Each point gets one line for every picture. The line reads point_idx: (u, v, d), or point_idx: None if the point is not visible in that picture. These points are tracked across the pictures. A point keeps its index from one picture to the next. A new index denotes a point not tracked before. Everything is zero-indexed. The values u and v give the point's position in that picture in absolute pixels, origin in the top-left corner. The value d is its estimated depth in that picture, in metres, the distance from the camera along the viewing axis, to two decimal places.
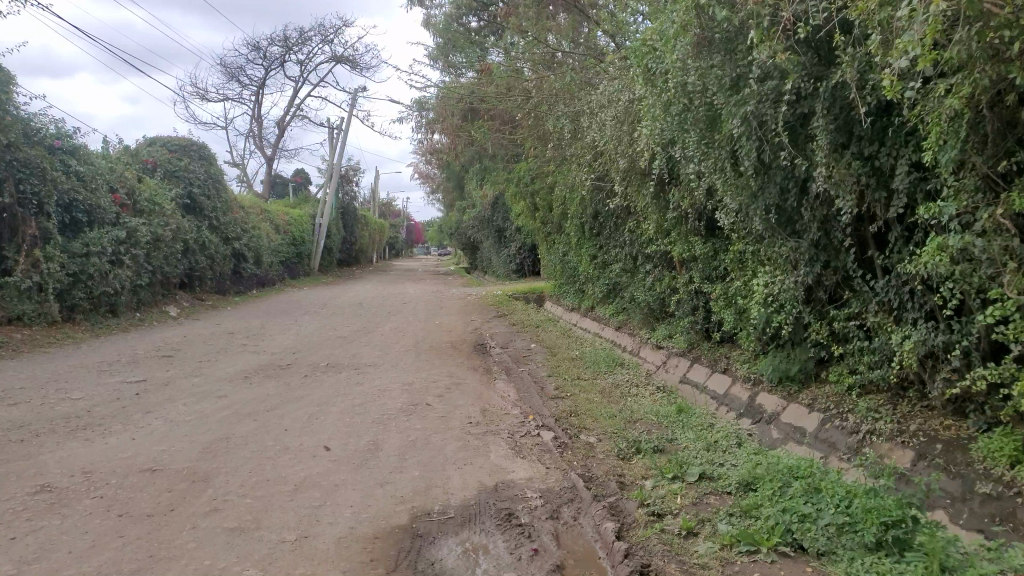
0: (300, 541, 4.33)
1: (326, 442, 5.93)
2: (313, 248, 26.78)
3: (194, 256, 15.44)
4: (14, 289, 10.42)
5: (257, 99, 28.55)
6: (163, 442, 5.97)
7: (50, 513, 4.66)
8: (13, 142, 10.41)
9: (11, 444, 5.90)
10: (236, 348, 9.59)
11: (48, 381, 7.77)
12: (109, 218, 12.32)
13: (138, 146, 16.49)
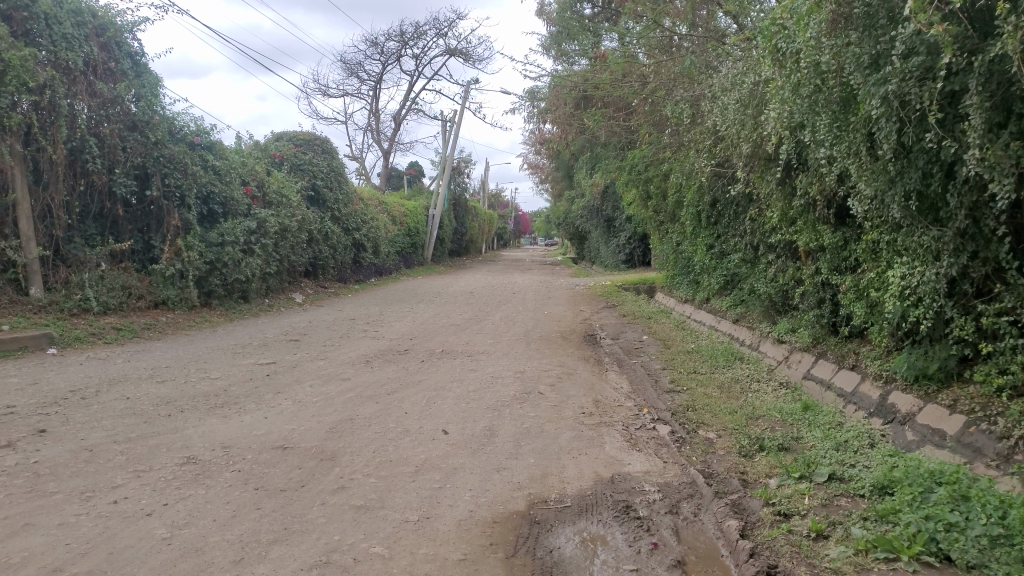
0: (422, 522, 4.45)
1: (444, 426, 6.04)
2: (426, 238, 27.41)
3: (317, 246, 16.13)
4: (159, 275, 11.25)
5: (374, 94, 29.50)
6: (294, 421, 6.27)
7: (196, 483, 5.10)
8: (160, 140, 11.35)
9: (160, 418, 6.39)
10: (358, 333, 9.95)
11: (189, 361, 8.33)
12: (242, 210, 13.04)
13: (266, 141, 17.38)
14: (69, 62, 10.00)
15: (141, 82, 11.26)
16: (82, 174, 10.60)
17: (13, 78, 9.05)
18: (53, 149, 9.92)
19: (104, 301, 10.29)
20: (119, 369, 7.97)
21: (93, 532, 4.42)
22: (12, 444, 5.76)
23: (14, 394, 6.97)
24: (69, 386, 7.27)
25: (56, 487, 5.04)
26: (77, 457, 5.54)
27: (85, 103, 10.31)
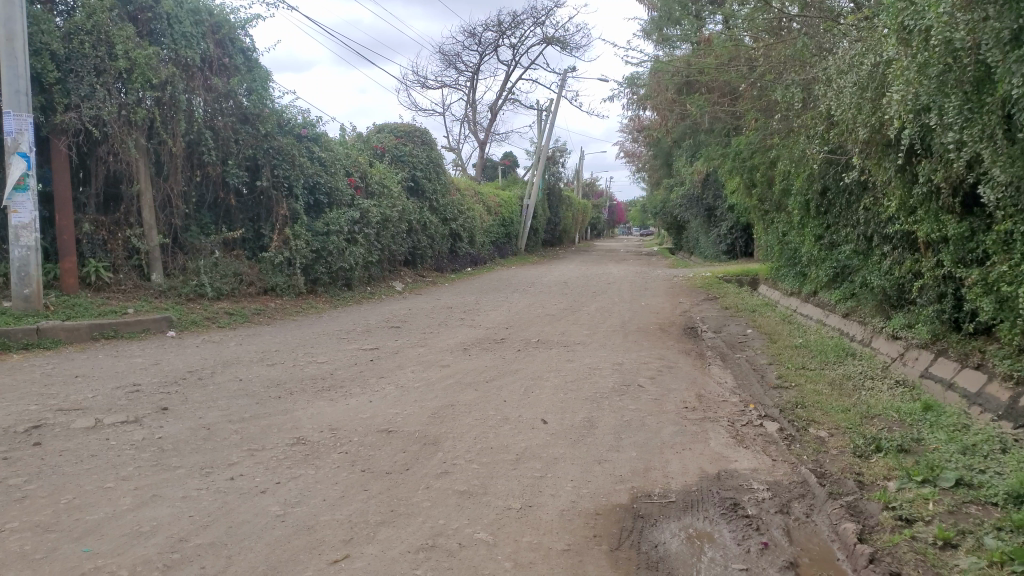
0: (525, 510, 4.46)
1: (543, 416, 6.04)
2: (520, 229, 27.54)
3: (416, 236, 16.44)
4: (269, 263, 11.72)
5: (471, 84, 29.78)
6: (397, 406, 6.41)
7: (305, 463, 5.29)
8: (270, 133, 11.83)
9: (272, 399, 6.68)
10: (455, 321, 10.09)
11: (297, 345, 8.65)
12: (346, 200, 13.31)
13: (368, 132, 17.85)
14: (188, 58, 10.52)
15: (252, 76, 11.69)
16: (199, 165, 11.21)
17: (139, 75, 9.77)
18: (173, 143, 10.52)
19: (218, 286, 10.83)
20: (232, 351, 8.38)
21: (213, 506, 4.67)
22: (139, 420, 6.15)
23: (140, 373, 7.44)
24: (188, 367, 7.70)
25: (179, 462, 5.34)
26: (197, 435, 5.85)
27: (201, 97, 10.84)
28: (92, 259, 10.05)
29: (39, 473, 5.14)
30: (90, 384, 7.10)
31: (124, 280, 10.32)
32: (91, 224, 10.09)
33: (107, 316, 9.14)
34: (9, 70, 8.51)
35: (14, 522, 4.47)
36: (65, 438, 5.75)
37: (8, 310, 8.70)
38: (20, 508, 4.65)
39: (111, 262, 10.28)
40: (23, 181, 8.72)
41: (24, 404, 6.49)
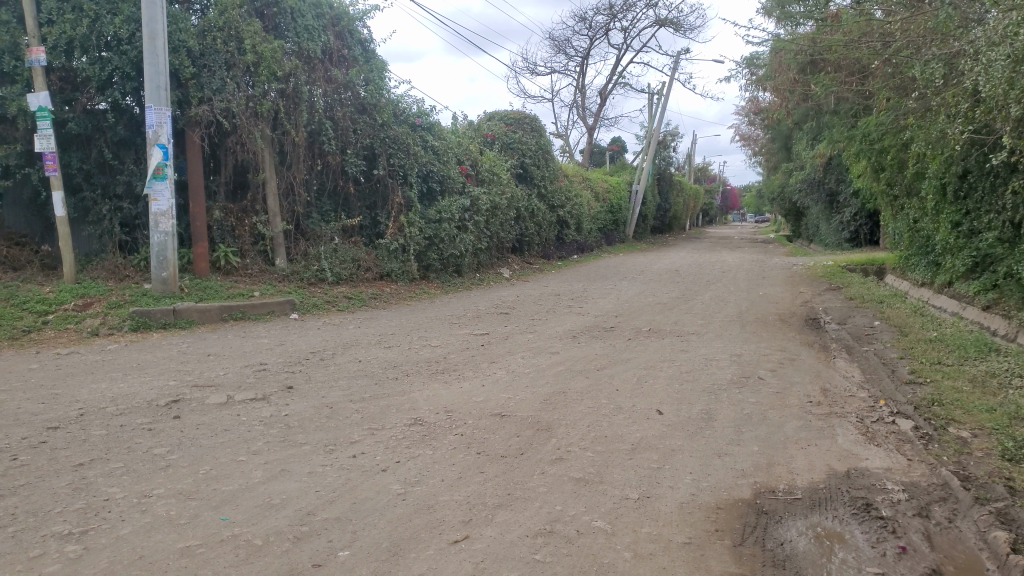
0: (643, 501, 4.40)
1: (658, 406, 5.93)
2: (628, 216, 27.18)
3: (524, 223, 16.51)
4: (385, 250, 12.03)
5: (580, 69, 29.56)
6: (509, 391, 6.45)
7: (423, 443, 5.41)
8: (386, 122, 12.14)
9: (389, 381, 6.87)
10: (564, 309, 10.07)
11: (412, 329, 8.86)
12: (457, 187, 13.47)
13: (479, 121, 18.09)
14: (310, 51, 10.93)
15: (369, 67, 12.01)
16: (319, 155, 11.66)
17: (265, 68, 10.22)
18: (296, 133, 10.97)
19: (336, 271, 11.22)
20: (351, 334, 8.67)
21: (337, 482, 4.85)
22: (267, 397, 6.47)
23: (266, 353, 7.83)
24: (310, 348, 8.03)
25: (304, 438, 5.58)
26: (320, 413, 6.09)
27: (321, 89, 11.25)
28: (222, 245, 10.66)
29: (180, 444, 5.51)
30: (221, 362, 7.53)
31: (251, 265, 10.87)
32: (221, 211, 10.71)
33: (236, 299, 9.66)
34: (151, 66, 9.12)
35: (159, 489, 4.82)
36: (201, 412, 6.12)
37: (148, 292, 9.35)
38: (163, 476, 5.00)
39: (239, 248, 10.87)
40: (162, 171, 9.32)
41: (164, 380, 6.97)
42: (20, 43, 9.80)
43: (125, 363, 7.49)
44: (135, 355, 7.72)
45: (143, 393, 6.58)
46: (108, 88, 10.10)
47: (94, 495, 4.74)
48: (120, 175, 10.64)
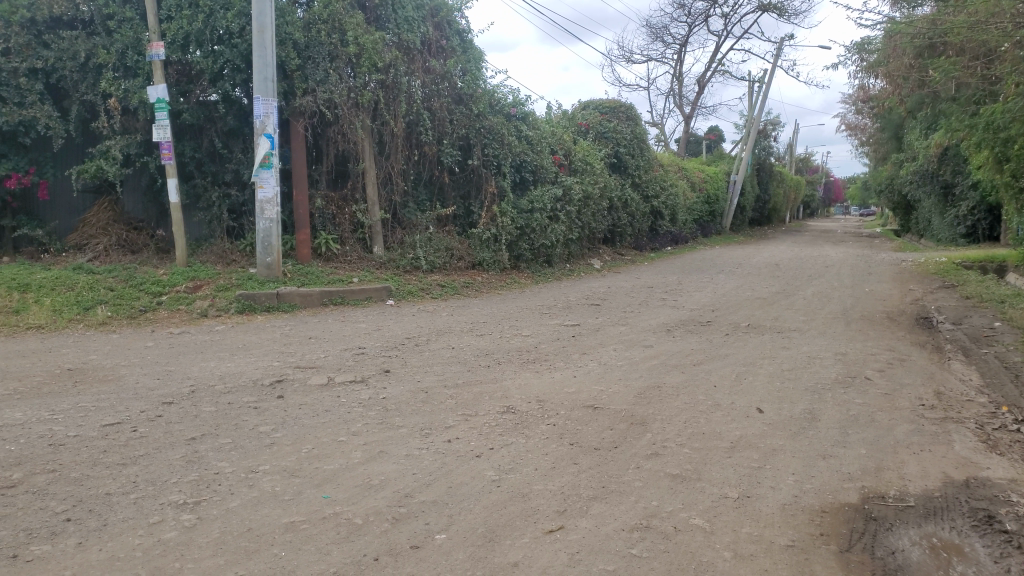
0: (743, 500, 4.28)
1: (758, 404, 5.75)
2: (725, 207, 26.49)
3: (616, 214, 16.33)
4: (477, 239, 12.10)
5: (678, 57, 28.95)
6: (602, 382, 6.40)
7: (516, 432, 5.43)
8: (482, 112, 12.22)
9: (481, 368, 6.94)
10: (657, 302, 9.90)
11: (504, 318, 8.91)
12: (550, 177, 13.40)
13: (573, 110, 18.05)
14: (409, 42, 11.14)
15: (467, 57, 12.12)
16: (417, 145, 11.87)
17: (366, 59, 10.52)
18: (394, 123, 11.21)
19: (431, 260, 11.40)
20: (444, 321, 8.80)
21: (434, 466, 4.93)
22: (365, 380, 6.65)
23: (364, 337, 8.04)
24: (405, 333, 8.19)
25: (401, 421, 5.70)
26: (416, 397, 6.20)
27: (420, 80, 11.43)
28: (323, 232, 11.05)
29: (283, 423, 5.73)
30: (321, 345, 7.78)
31: (350, 252, 11.19)
32: (322, 199, 11.09)
33: (335, 284, 9.96)
34: (260, 58, 9.50)
35: (265, 465, 5.03)
36: (304, 393, 6.35)
37: (254, 276, 9.75)
38: (269, 453, 5.21)
39: (338, 235, 11.22)
40: (268, 159, 9.70)
41: (268, 360, 7.26)
42: (143, 38, 10.46)
43: (232, 343, 7.84)
44: (241, 336, 8.07)
45: (249, 372, 6.88)
46: (219, 80, 10.58)
47: (205, 468, 4.99)
48: (228, 164, 11.14)
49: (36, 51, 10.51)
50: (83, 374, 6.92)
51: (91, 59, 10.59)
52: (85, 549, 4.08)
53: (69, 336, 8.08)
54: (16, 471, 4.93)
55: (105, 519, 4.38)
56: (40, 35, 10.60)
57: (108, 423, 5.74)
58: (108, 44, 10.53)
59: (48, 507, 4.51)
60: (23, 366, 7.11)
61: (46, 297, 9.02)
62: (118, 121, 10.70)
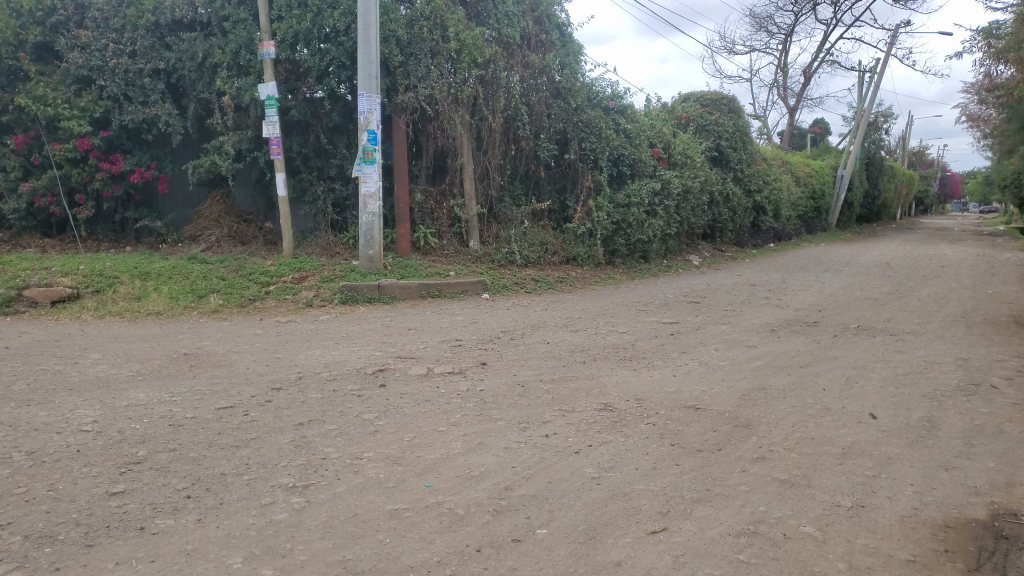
0: (858, 510, 4.09)
1: (871, 409, 5.48)
2: (832, 202, 25.40)
3: (716, 209, 15.93)
4: (572, 233, 12.05)
5: (784, 46, 27.92)
6: (704, 383, 6.24)
7: (615, 430, 5.36)
8: (580, 106, 12.13)
9: (577, 364, 6.90)
10: (759, 300, 9.59)
11: (600, 314, 8.84)
12: (648, 170, 13.11)
13: (673, 102, 17.75)
14: (509, 37, 11.21)
15: (566, 51, 12.08)
16: (514, 139, 11.94)
17: (466, 55, 10.64)
18: (493, 118, 11.29)
19: (525, 254, 11.43)
20: (540, 316, 8.80)
21: (533, 460, 4.93)
22: (463, 372, 6.72)
23: (461, 330, 8.13)
24: (501, 327, 8.24)
25: (499, 414, 5.73)
26: (513, 391, 6.22)
27: (518, 74, 11.49)
28: (422, 226, 11.31)
29: (386, 411, 5.86)
30: (420, 336, 7.92)
31: (447, 246, 11.38)
32: (421, 194, 11.36)
33: (433, 277, 10.12)
34: (364, 56, 9.74)
35: (369, 452, 5.15)
36: (404, 382, 6.48)
37: (356, 269, 10.03)
38: (372, 440, 5.34)
39: (436, 230, 11.45)
40: (370, 155, 9.94)
41: (370, 350, 7.45)
42: (255, 38, 10.86)
43: (335, 333, 8.09)
44: (343, 326, 8.32)
45: (351, 361, 7.09)
46: (325, 78, 10.89)
47: (313, 453, 5.16)
48: (333, 159, 11.50)
49: (159, 52, 11.18)
50: (198, 358, 7.30)
51: (207, 59, 11.10)
52: (204, 525, 4.30)
53: (185, 322, 8.55)
54: (141, 449, 5.24)
55: (221, 498, 4.60)
56: (164, 37, 11.28)
57: (222, 406, 6.02)
58: (223, 44, 11.02)
59: (170, 484, 4.77)
60: (145, 349, 7.56)
61: (165, 285, 9.54)
62: (231, 117, 11.18)
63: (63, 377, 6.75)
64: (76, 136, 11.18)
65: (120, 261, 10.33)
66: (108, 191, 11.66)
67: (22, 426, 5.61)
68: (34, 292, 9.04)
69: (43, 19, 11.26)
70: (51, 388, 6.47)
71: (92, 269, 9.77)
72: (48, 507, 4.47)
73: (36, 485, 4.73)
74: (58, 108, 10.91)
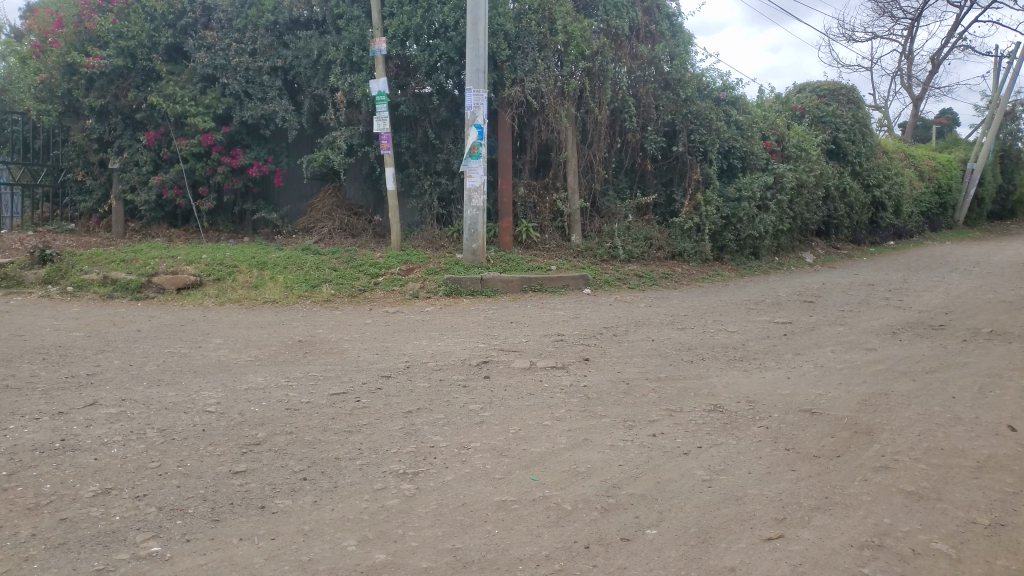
0: (996, 529, 3.82)
1: (1009, 421, 5.11)
2: (959, 198, 23.77)
3: (832, 204, 15.24)
4: (678, 229, 11.81)
5: (910, 33, 26.35)
6: (820, 386, 5.97)
7: (726, 432, 5.21)
8: (690, 97, 11.82)
9: (684, 362, 6.75)
10: (879, 301, 9.10)
11: (707, 312, 8.61)
12: (761, 164, 12.59)
13: (787, 93, 17.16)
14: (617, 28, 11.13)
15: (676, 41, 11.82)
16: (620, 132, 11.84)
17: (574, 48, 10.71)
18: (599, 111, 11.29)
19: (629, 249, 11.31)
20: (645, 312, 8.66)
21: (640, 459, 4.85)
22: (567, 367, 6.70)
23: (564, 324, 8.10)
24: (604, 323, 8.16)
25: (604, 411, 5.67)
26: (617, 388, 6.14)
27: (626, 66, 11.40)
28: (525, 220, 11.45)
29: (491, 403, 5.91)
30: (523, 329, 7.95)
31: (549, 240, 11.45)
32: (525, 188, 11.47)
33: (535, 271, 10.14)
34: (472, 50, 9.86)
35: (476, 442, 5.21)
36: (509, 375, 6.52)
37: (460, 262, 10.17)
38: (479, 431, 5.39)
39: (538, 224, 11.55)
40: (476, 149, 10.08)
41: (475, 342, 7.54)
42: (367, 35, 11.17)
43: (440, 324, 8.23)
44: (447, 318, 8.45)
45: (456, 352, 7.18)
46: (434, 73, 11.08)
47: (421, 441, 5.26)
48: (440, 153, 11.70)
49: (277, 50, 11.67)
50: (311, 345, 7.58)
51: (322, 56, 11.47)
52: (320, 507, 4.46)
53: (299, 310, 8.91)
54: (260, 430, 5.49)
55: (335, 481, 4.75)
56: (281, 35, 11.73)
57: (335, 392, 6.23)
58: (337, 41, 11.39)
59: (288, 466, 4.97)
60: (262, 335, 7.92)
61: (279, 274, 9.97)
62: (344, 113, 11.54)
63: (189, 359, 7.16)
64: (201, 131, 11.85)
65: (239, 251, 10.86)
66: (229, 183, 12.30)
67: (153, 404, 5.99)
68: (162, 279, 9.65)
69: (173, 21, 11.93)
70: (179, 369, 6.87)
71: (213, 259, 10.31)
72: (178, 481, 4.75)
73: (168, 460, 5.03)
74: (186, 105, 11.58)
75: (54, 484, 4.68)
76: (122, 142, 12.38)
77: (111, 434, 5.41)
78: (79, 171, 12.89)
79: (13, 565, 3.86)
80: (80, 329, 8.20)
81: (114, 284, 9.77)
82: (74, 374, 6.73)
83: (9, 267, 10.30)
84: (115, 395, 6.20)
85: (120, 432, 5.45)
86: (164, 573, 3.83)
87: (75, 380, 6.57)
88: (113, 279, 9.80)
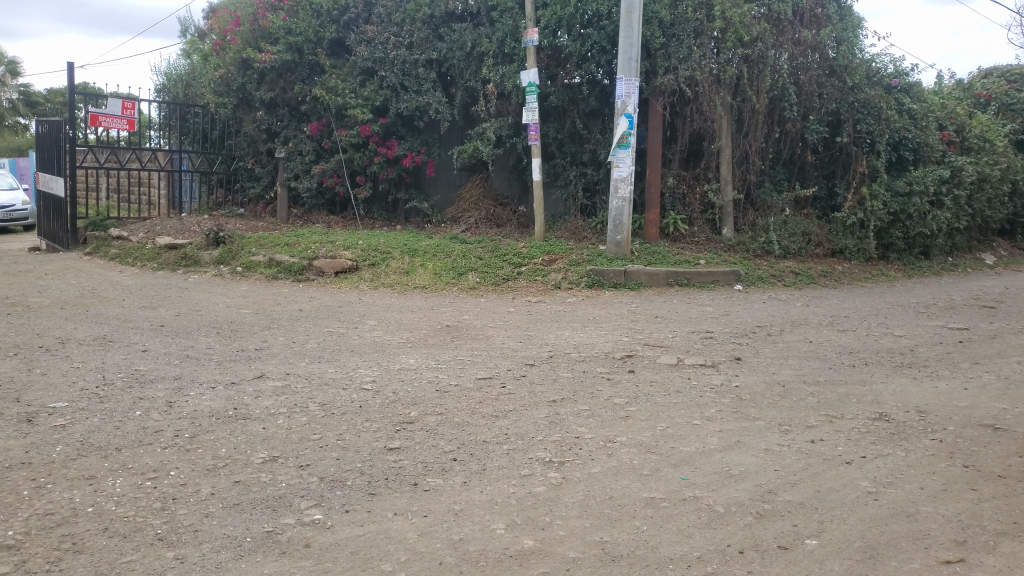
0: None
1: None
2: None
3: (1019, 200, 13.90)
4: (840, 224, 11.19)
5: None
6: (1004, 401, 5.44)
7: (894, 442, 4.86)
8: (857, 84, 11.10)
9: (845, 367, 6.35)
10: None
11: (870, 314, 8.07)
12: (936, 156, 11.66)
13: (970, 79, 15.84)
14: (779, 13, 10.63)
15: (844, 25, 11.12)
16: (778, 122, 11.35)
17: (732, 34, 10.31)
18: (756, 100, 10.86)
19: (785, 245, 10.87)
20: (800, 312, 8.25)
21: (798, 466, 4.61)
22: (716, 365, 6.48)
23: (713, 321, 7.85)
24: (756, 321, 7.83)
25: (757, 413, 5.44)
26: (772, 390, 5.87)
27: (788, 52, 10.87)
28: (672, 212, 11.24)
29: (637, 397, 5.82)
30: (669, 325, 7.78)
31: (698, 233, 11.20)
32: (674, 178, 11.26)
33: (683, 265, 9.90)
34: (626, 39, 9.76)
35: (622, 436, 5.14)
36: (655, 370, 6.40)
37: (604, 253, 10.10)
38: (625, 425, 5.33)
39: (687, 216, 11.32)
40: (626, 139, 9.97)
41: (620, 335, 7.45)
42: (520, 26, 11.25)
43: (584, 315, 8.21)
44: (591, 309, 8.42)
45: (600, 345, 7.13)
46: (585, 63, 11.04)
47: (567, 431, 5.26)
48: (587, 144, 11.64)
49: (433, 43, 12.02)
50: (458, 331, 7.77)
51: (476, 48, 11.69)
52: (470, 488, 4.56)
53: (447, 296, 9.17)
54: (413, 410, 5.70)
55: (484, 464, 4.84)
56: (437, 28, 12.06)
57: (482, 376, 6.37)
58: (491, 33, 11.58)
59: (439, 446, 5.12)
60: (412, 319, 8.22)
61: (428, 261, 10.30)
62: (494, 104, 11.74)
63: (346, 339, 7.55)
64: (360, 123, 12.46)
65: (392, 238, 11.33)
66: (384, 173, 12.85)
67: (315, 379, 6.36)
68: (322, 262, 10.23)
69: (338, 17, 12.59)
70: (336, 348, 7.25)
71: (368, 244, 10.81)
72: (337, 454, 5.01)
73: (328, 433, 5.32)
74: (347, 98, 12.19)
75: (230, 449, 5.06)
76: (289, 133, 13.20)
77: (278, 406, 5.79)
78: (249, 160, 13.96)
79: (195, 519, 4.22)
80: (250, 306, 8.85)
81: (278, 266, 10.46)
82: (244, 348, 7.26)
83: (189, 248, 11.28)
84: (282, 369, 6.64)
85: (285, 404, 5.82)
86: (325, 539, 4.05)
87: (246, 354, 7.09)
88: (278, 262, 10.49)
